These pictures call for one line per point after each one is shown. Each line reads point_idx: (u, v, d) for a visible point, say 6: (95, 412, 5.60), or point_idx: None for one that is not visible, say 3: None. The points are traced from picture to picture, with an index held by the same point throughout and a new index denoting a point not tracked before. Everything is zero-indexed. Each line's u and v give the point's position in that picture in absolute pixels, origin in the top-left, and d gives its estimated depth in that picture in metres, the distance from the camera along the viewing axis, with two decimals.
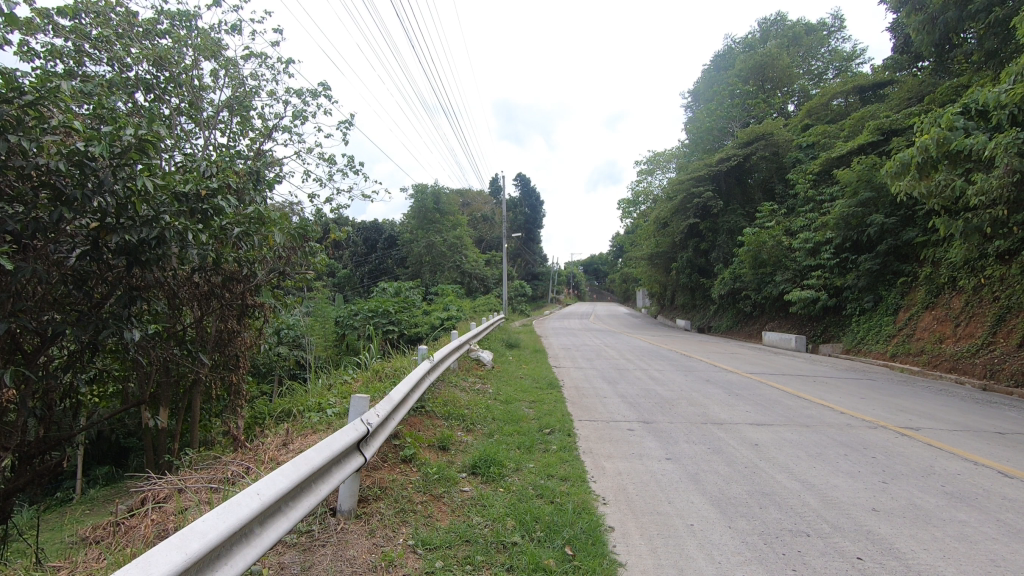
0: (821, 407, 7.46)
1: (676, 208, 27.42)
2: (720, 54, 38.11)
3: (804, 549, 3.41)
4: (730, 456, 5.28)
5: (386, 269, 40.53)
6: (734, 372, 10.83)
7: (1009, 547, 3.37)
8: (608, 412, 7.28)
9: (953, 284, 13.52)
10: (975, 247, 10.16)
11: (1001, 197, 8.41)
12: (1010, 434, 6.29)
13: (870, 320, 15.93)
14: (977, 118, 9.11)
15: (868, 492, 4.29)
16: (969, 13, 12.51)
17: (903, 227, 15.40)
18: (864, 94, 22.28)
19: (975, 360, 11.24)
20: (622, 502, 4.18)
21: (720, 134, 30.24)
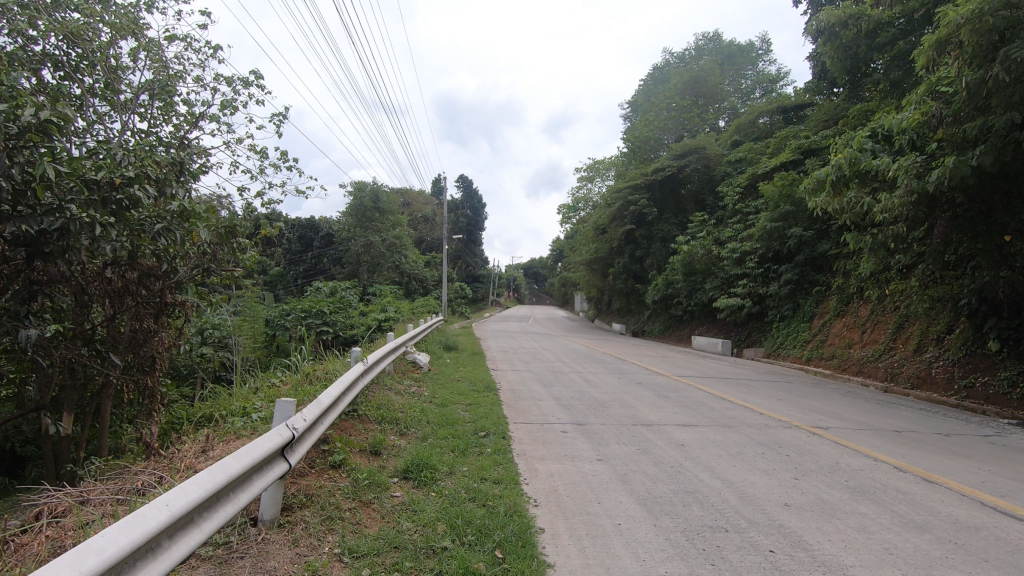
0: (742, 409, 7.88)
1: (613, 215, 28.16)
2: (658, 67, 39.55)
3: (722, 544, 3.58)
4: (658, 456, 5.48)
5: (322, 268, 39.16)
6: (664, 375, 11.26)
7: (901, 536, 3.68)
8: (543, 414, 7.37)
9: (860, 294, 14.66)
10: (881, 261, 11.01)
11: (901, 215, 9.14)
12: (906, 432, 6.89)
13: (788, 326, 17.00)
14: (883, 142, 9.89)
15: (781, 489, 4.56)
16: (878, 44, 14.05)
17: (819, 240, 16.56)
18: (786, 114, 23.65)
19: (878, 364, 12.26)
20: (553, 503, 4.25)
21: (656, 145, 31.38)
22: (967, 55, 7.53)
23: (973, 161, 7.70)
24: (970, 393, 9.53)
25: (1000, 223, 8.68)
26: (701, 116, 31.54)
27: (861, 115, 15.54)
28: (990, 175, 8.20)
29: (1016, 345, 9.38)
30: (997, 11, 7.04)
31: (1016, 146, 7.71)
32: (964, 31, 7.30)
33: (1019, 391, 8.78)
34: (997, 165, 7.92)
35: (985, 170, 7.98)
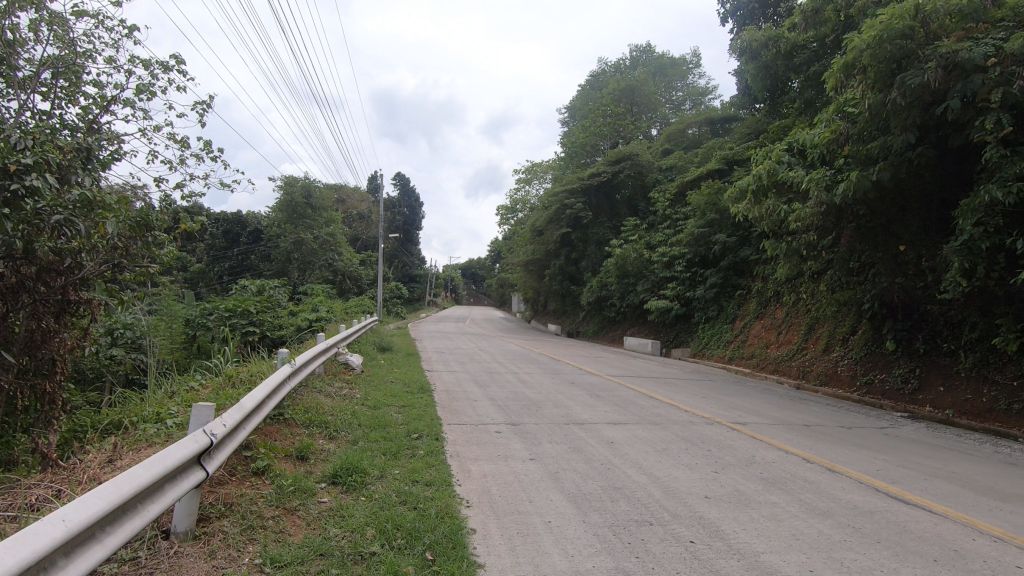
0: (669, 406, 8.23)
1: (550, 217, 28.65)
2: (594, 74, 40.50)
3: (647, 537, 3.72)
4: (588, 454, 5.62)
5: (249, 265, 37.29)
6: (596, 374, 11.55)
7: (808, 523, 3.97)
8: (478, 415, 7.37)
9: (776, 297, 15.66)
10: (795, 266, 11.82)
11: (812, 224, 9.86)
12: (814, 425, 7.44)
13: (713, 328, 17.90)
14: (798, 156, 10.62)
15: (702, 482, 4.80)
16: (795, 64, 15.08)
17: (741, 245, 17.58)
18: (713, 126, 25.27)
19: (792, 363, 13.16)
20: (485, 503, 4.26)
21: (592, 150, 32.30)
22: (870, 79, 8.24)
23: (874, 176, 8.43)
24: (870, 389, 10.42)
25: (896, 234, 9.53)
26: (635, 123, 32.44)
27: (780, 129, 16.38)
28: (888, 190, 8.99)
29: (908, 345, 10.34)
30: (894, 40, 7.76)
31: (910, 165, 8.50)
32: (868, 57, 7.98)
33: (911, 386, 9.70)
34: (894, 181, 8.70)
35: (884, 186, 8.75)
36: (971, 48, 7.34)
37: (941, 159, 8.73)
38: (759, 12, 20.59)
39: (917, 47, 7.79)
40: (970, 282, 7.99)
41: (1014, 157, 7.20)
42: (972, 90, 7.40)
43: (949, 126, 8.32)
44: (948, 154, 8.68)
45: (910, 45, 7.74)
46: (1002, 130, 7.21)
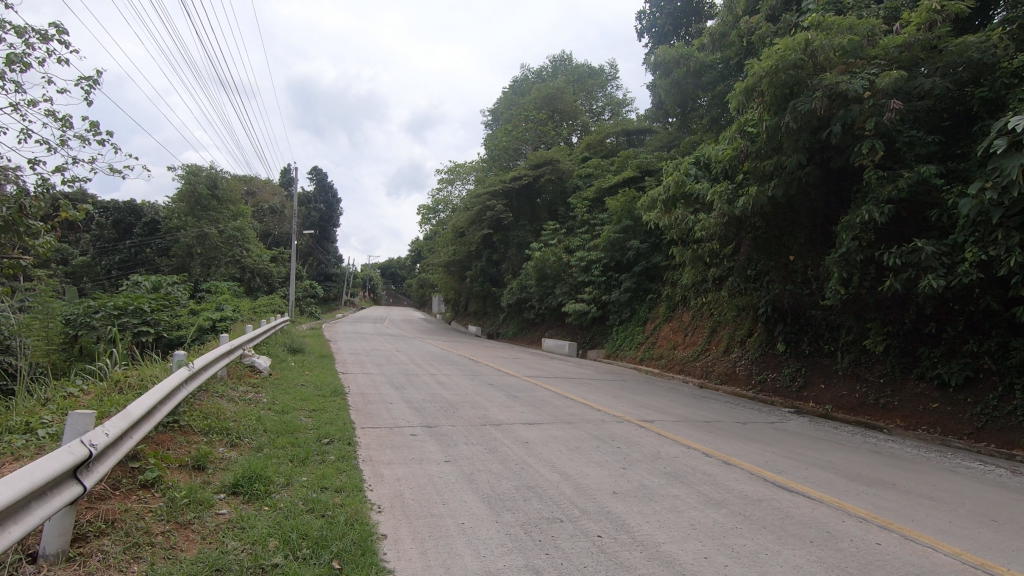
0: (582, 405, 8.50)
1: (472, 218, 28.74)
2: (517, 79, 41.15)
3: (557, 533, 3.82)
4: (503, 454, 5.68)
5: (143, 260, 34.19)
6: (514, 375, 11.69)
7: (704, 513, 4.25)
8: (393, 417, 7.23)
9: (683, 302, 16.61)
10: (700, 272, 12.61)
11: (715, 234, 10.57)
12: (713, 421, 7.98)
13: (626, 330, 18.69)
14: (704, 169, 11.35)
15: (611, 478, 5.00)
16: (703, 83, 16.14)
17: (653, 252, 18.56)
18: (630, 136, 26.44)
19: (696, 363, 14.02)
20: (398, 507, 4.19)
21: (514, 154, 33.17)
22: (766, 102, 8.98)
23: (769, 192, 9.18)
24: (763, 386, 11.34)
25: (787, 246, 10.43)
26: (557, 129, 33.38)
27: (689, 144, 17.42)
28: (781, 205, 9.82)
29: (796, 347, 11.36)
30: (787, 69, 8.50)
31: (799, 183, 9.33)
32: (765, 83, 8.70)
33: (797, 384, 10.66)
34: (786, 197, 9.51)
35: (777, 201, 9.55)
36: (850, 81, 8.19)
37: (825, 179, 9.65)
38: (671, 31, 21.77)
39: (806, 77, 8.59)
40: (846, 290, 8.91)
41: (883, 180, 8.12)
42: (851, 119, 8.26)
43: (832, 150, 9.23)
44: (831, 175, 9.62)
45: (800, 74, 8.52)
46: (874, 156, 8.11)
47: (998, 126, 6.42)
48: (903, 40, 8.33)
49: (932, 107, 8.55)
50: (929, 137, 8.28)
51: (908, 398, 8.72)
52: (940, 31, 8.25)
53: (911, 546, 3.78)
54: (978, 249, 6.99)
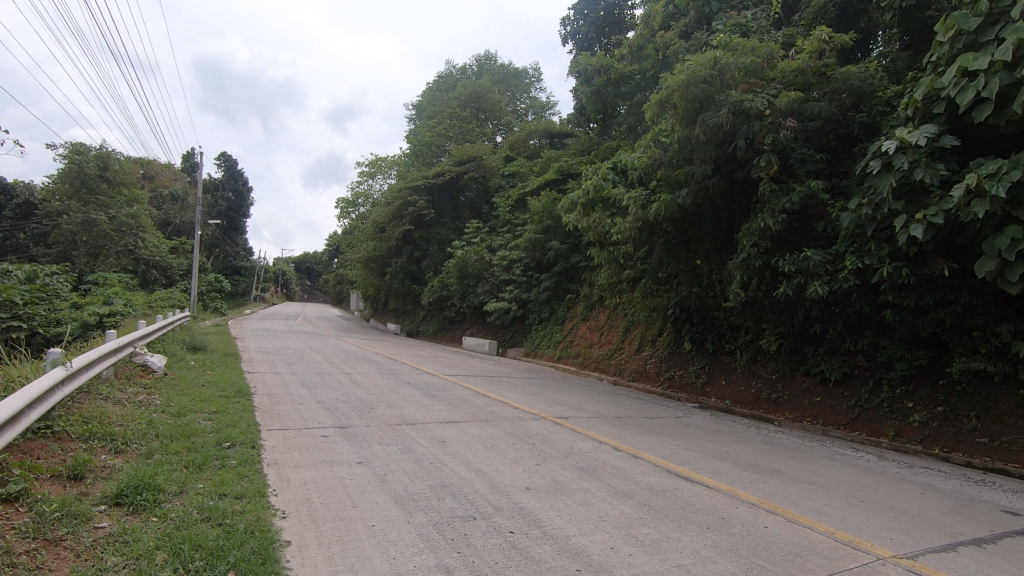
0: (499, 403, 8.57)
1: (392, 213, 28.17)
2: (443, 75, 40.71)
3: (469, 531, 3.82)
4: (418, 454, 5.60)
5: (15, 246, 30.35)
6: (431, 374, 11.57)
7: (612, 505, 4.42)
8: (302, 418, 6.93)
9: (600, 302, 17.19)
10: (616, 273, 13.09)
11: (630, 237, 11.02)
12: (624, 417, 8.32)
13: (544, 329, 19.07)
14: (621, 175, 11.80)
15: (525, 475, 5.08)
16: (622, 92, 16.79)
17: (572, 253, 19.11)
18: (552, 139, 27.00)
19: (610, 361, 14.56)
20: (304, 512, 4.01)
21: (437, 150, 32.66)
22: (679, 115, 9.45)
23: (679, 200, 9.71)
24: (670, 383, 12.01)
25: (694, 250, 11.08)
26: (481, 128, 33.38)
27: (608, 150, 18.08)
28: (689, 212, 10.41)
29: (700, 345, 12.10)
30: (698, 85, 8.99)
31: (706, 192, 9.95)
32: (677, 96, 9.15)
33: (702, 380, 11.39)
34: (694, 205, 10.10)
35: (686, 208, 10.12)
36: (753, 99, 8.82)
37: (729, 189, 10.32)
38: (595, 38, 22.44)
39: (714, 92, 9.11)
40: (746, 293, 9.60)
41: (778, 193, 8.83)
42: (752, 134, 8.91)
43: (736, 162, 9.88)
44: (734, 186, 10.30)
45: (709, 90, 9.03)
46: (771, 170, 8.80)
47: (874, 149, 7.19)
48: (798, 66, 9.05)
49: (821, 128, 9.38)
50: (818, 155, 9.09)
51: (796, 392, 9.56)
52: (827, 59, 9.15)
53: (793, 527, 4.14)
54: (855, 259, 7.78)
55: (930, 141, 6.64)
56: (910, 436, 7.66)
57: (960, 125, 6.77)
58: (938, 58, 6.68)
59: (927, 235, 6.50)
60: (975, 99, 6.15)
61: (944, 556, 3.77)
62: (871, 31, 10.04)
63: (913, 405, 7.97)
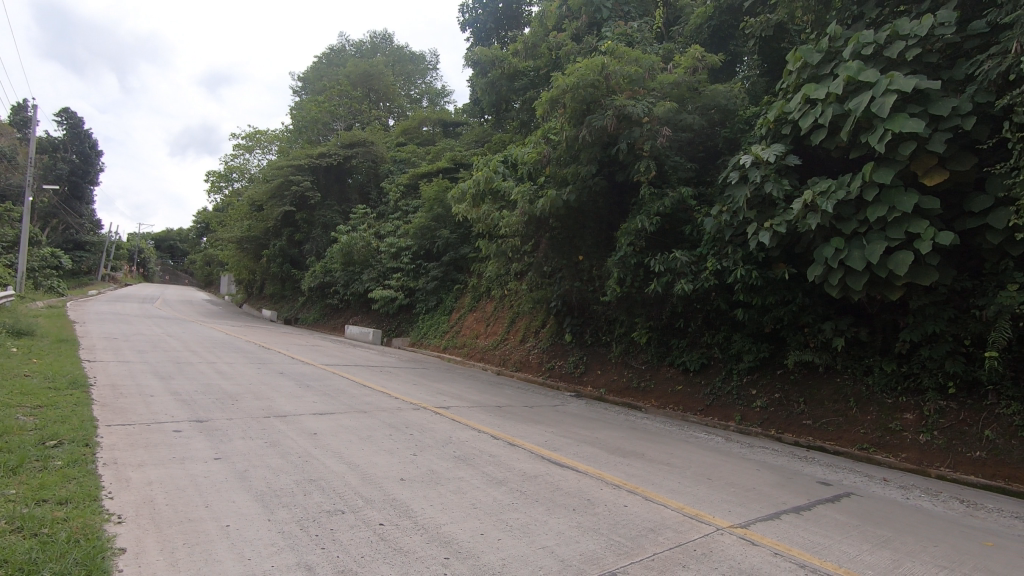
0: (379, 393, 8.35)
1: (271, 192, 26.17)
2: (334, 49, 38.60)
3: (336, 526, 3.68)
4: (285, 447, 5.28)
5: None
6: (308, 363, 10.95)
7: (484, 492, 4.49)
8: (151, 412, 6.23)
9: (487, 293, 17.38)
10: (503, 265, 13.32)
11: (517, 229, 11.25)
12: (504, 406, 8.50)
13: (431, 318, 18.90)
14: (511, 169, 11.99)
15: (400, 465, 5.00)
16: (515, 87, 17.07)
17: (461, 243, 19.18)
18: (446, 128, 27.40)
19: (495, 351, 14.81)
20: (144, 515, 3.61)
21: (325, 129, 30.10)
22: (568, 114, 9.77)
23: (565, 197, 10.05)
24: (551, 372, 12.50)
25: (576, 246, 11.55)
26: (372, 109, 32.24)
27: (500, 143, 18.32)
28: (573, 210, 10.76)
29: (580, 337, 12.75)
30: (586, 87, 9.35)
31: (590, 191, 10.35)
32: (567, 96, 9.46)
33: (579, 369, 11.97)
34: (578, 203, 10.51)
35: (571, 206, 10.51)
36: (635, 105, 9.31)
37: (610, 190, 10.84)
38: (493, 29, 22.56)
39: (600, 96, 9.48)
40: (622, 288, 10.20)
41: (654, 196, 9.49)
42: (633, 139, 9.42)
43: (617, 165, 10.37)
44: (615, 187, 10.84)
45: (596, 93, 9.39)
46: (649, 175, 9.40)
47: (733, 162, 7.94)
48: (674, 79, 9.73)
49: (692, 140, 10.18)
50: (688, 164, 9.87)
51: (662, 380, 10.39)
52: (699, 77, 9.97)
53: (649, 505, 4.49)
54: (715, 261, 8.58)
55: (778, 159, 7.47)
56: (752, 419, 8.66)
57: (802, 147, 7.70)
58: (787, 85, 7.52)
59: (772, 242, 7.34)
60: (814, 125, 7.02)
61: (770, 524, 4.30)
62: (737, 55, 11.12)
63: (756, 392, 9.00)
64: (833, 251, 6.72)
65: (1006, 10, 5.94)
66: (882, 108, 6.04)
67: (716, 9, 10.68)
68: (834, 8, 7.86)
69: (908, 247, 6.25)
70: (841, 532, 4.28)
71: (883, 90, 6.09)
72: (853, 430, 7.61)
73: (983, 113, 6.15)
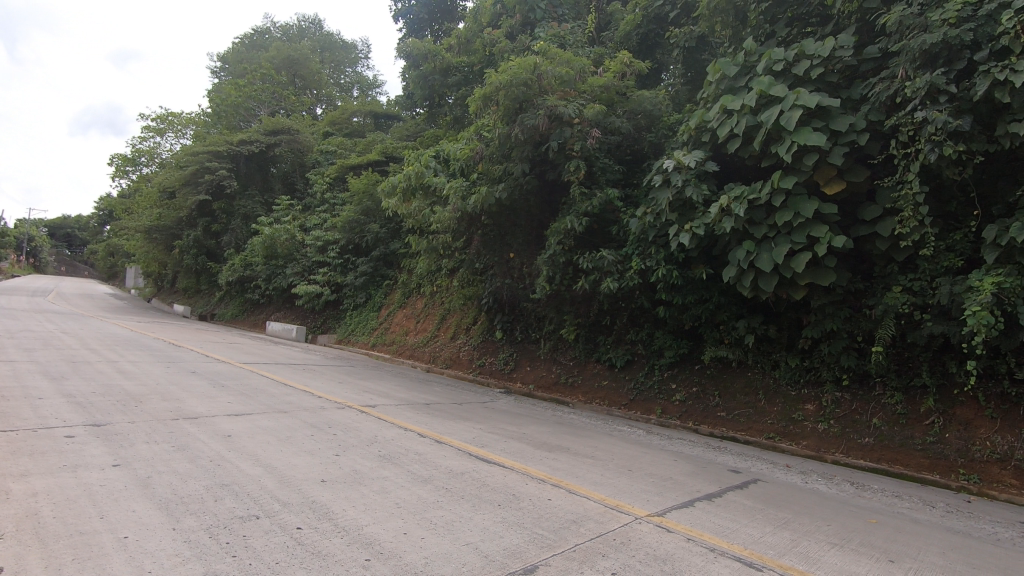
0: (301, 393, 8.03)
1: (185, 179, 24.48)
2: (257, 30, 36.62)
3: (249, 532, 3.50)
4: (196, 451, 4.97)
5: None
6: (223, 361, 10.35)
7: (409, 491, 4.43)
8: (39, 416, 5.66)
9: (418, 289, 17.14)
10: (434, 261, 13.18)
11: (449, 226, 11.18)
12: (432, 403, 8.42)
13: (359, 315, 18.40)
14: (443, 165, 11.88)
15: (321, 466, 4.83)
16: (448, 82, 16.92)
17: (392, 238, 18.79)
18: (377, 120, 26.68)
19: (425, 348, 14.64)
20: (27, 530, 3.28)
21: (247, 115, 28.36)
22: (500, 112, 9.81)
23: (496, 194, 10.07)
24: (481, 369, 12.54)
25: (507, 244, 11.62)
26: (298, 97, 30.90)
27: (432, 137, 18.10)
28: (505, 208, 10.78)
29: (510, 334, 12.86)
30: (518, 86, 9.41)
31: (521, 189, 10.42)
32: (500, 94, 9.48)
33: (509, 366, 12.08)
34: (510, 201, 10.58)
35: (503, 204, 10.55)
36: (566, 106, 9.47)
37: (542, 189, 10.96)
38: (426, 21, 22.23)
39: (532, 95, 9.59)
40: (552, 286, 10.36)
41: (583, 196, 9.71)
42: (564, 139, 9.58)
43: (548, 164, 10.50)
44: (547, 186, 10.97)
45: (528, 92, 9.49)
46: (579, 175, 9.59)
47: (657, 166, 8.26)
48: (603, 82, 10.02)
49: (620, 143, 10.50)
50: (615, 167, 10.17)
51: (589, 376, 10.67)
52: (627, 82, 10.30)
53: (572, 497, 4.61)
54: (640, 260, 8.89)
55: (698, 165, 7.85)
56: (672, 412, 9.08)
57: (720, 155, 8.13)
58: (707, 94, 7.90)
59: (691, 243, 7.71)
60: (730, 134, 7.43)
61: (684, 511, 4.52)
62: (663, 64, 11.59)
63: (676, 386, 9.44)
64: (745, 253, 7.16)
65: (895, 38, 6.56)
66: (789, 121, 6.49)
67: (644, 17, 11.07)
68: (749, 26, 8.38)
69: (809, 251, 6.77)
70: (748, 516, 4.58)
71: (791, 105, 6.54)
72: (762, 421, 8.16)
73: (875, 130, 6.76)
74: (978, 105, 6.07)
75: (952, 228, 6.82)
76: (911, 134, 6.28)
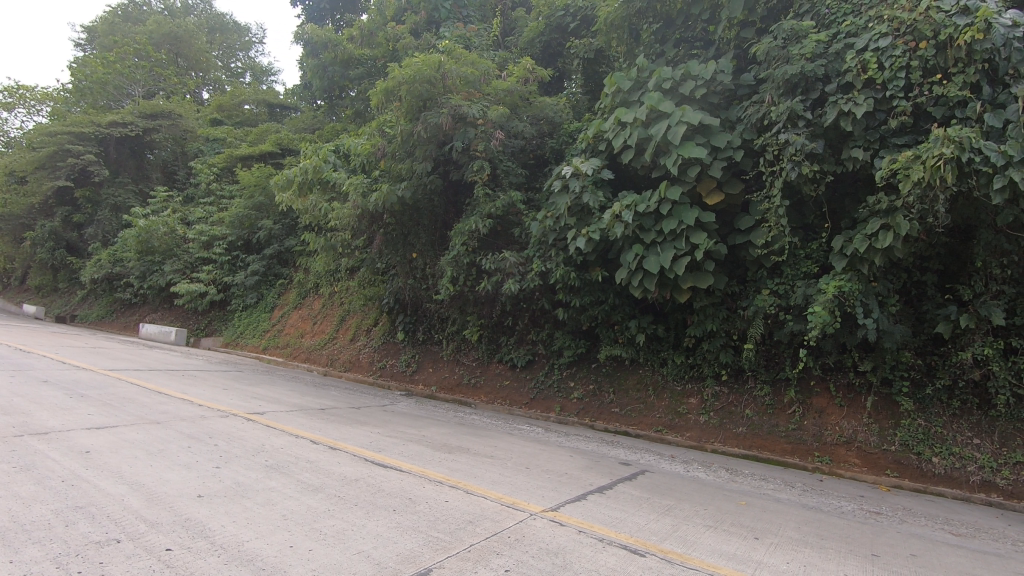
0: (177, 401, 7.35)
1: (39, 162, 21.53)
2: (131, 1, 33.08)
3: (108, 558, 3.15)
4: (44, 471, 4.38)
5: None
6: (84, 368, 9.23)
7: (297, 501, 4.21)
8: None
9: (315, 290, 16.33)
10: (332, 260, 12.64)
11: (349, 223, 10.79)
12: (328, 408, 8.07)
13: (249, 316, 17.20)
14: (342, 160, 11.46)
15: (197, 480, 4.46)
16: (349, 74, 16.26)
17: (287, 235, 17.77)
18: (271, 109, 25.13)
19: (322, 351, 14.01)
20: None
21: (117, 94, 25.42)
22: (403, 108, 9.63)
23: (398, 193, 9.88)
24: (382, 371, 12.23)
25: (411, 243, 11.43)
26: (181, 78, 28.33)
27: (333, 130, 17.36)
28: (407, 206, 10.60)
29: (413, 335, 12.63)
30: (422, 83, 9.29)
31: (424, 189, 10.29)
32: (402, 90, 9.32)
33: (411, 368, 11.89)
34: (413, 200, 10.43)
35: (406, 202, 10.38)
36: (470, 107, 9.50)
37: (446, 189, 10.88)
38: (327, 10, 21.33)
39: (436, 94, 9.53)
40: (455, 287, 10.31)
41: (487, 198, 9.77)
42: (467, 139, 9.58)
43: (452, 164, 10.45)
44: (451, 187, 10.92)
45: (432, 90, 9.42)
46: (483, 176, 9.65)
47: (556, 172, 8.52)
48: (508, 86, 10.07)
49: (524, 147, 10.69)
50: (518, 169, 10.33)
51: (491, 376, 10.77)
52: (530, 87, 10.49)
53: (469, 498, 4.62)
54: (541, 262, 9.08)
55: (595, 172, 8.20)
56: (570, 409, 9.42)
57: (615, 163, 8.54)
58: (604, 105, 8.26)
59: (587, 247, 8.05)
60: (624, 145, 7.83)
61: (576, 504, 4.70)
62: (564, 73, 11.94)
63: (573, 384, 9.79)
64: (634, 257, 7.62)
65: (764, 66, 7.26)
66: (675, 136, 6.96)
67: (546, 26, 11.42)
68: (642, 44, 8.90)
69: (690, 256, 7.31)
70: (634, 505, 4.85)
71: (676, 121, 7.01)
72: (651, 414, 8.69)
73: (748, 148, 7.42)
74: (829, 131, 6.90)
75: (810, 238, 7.67)
76: (776, 153, 7.00)
